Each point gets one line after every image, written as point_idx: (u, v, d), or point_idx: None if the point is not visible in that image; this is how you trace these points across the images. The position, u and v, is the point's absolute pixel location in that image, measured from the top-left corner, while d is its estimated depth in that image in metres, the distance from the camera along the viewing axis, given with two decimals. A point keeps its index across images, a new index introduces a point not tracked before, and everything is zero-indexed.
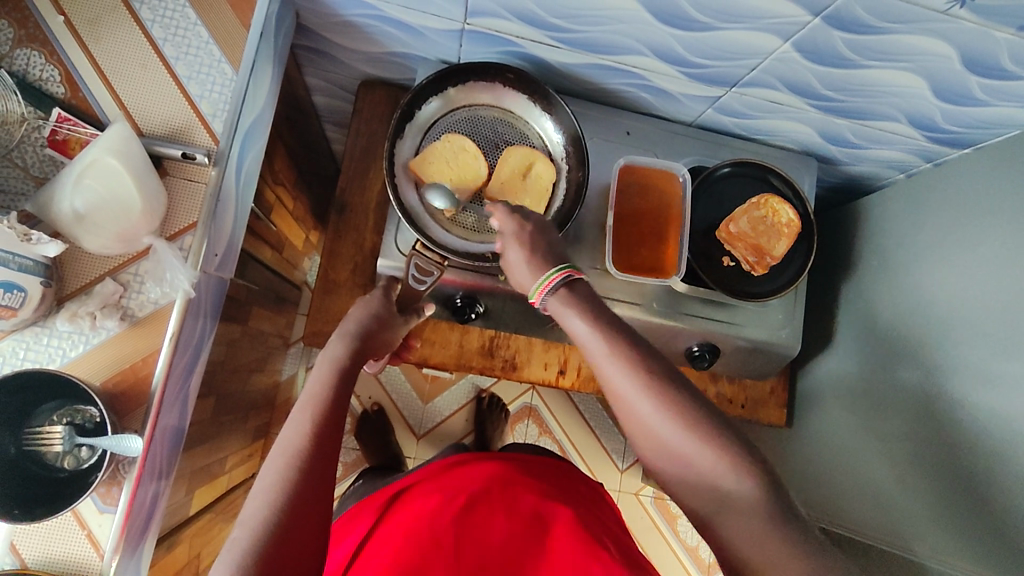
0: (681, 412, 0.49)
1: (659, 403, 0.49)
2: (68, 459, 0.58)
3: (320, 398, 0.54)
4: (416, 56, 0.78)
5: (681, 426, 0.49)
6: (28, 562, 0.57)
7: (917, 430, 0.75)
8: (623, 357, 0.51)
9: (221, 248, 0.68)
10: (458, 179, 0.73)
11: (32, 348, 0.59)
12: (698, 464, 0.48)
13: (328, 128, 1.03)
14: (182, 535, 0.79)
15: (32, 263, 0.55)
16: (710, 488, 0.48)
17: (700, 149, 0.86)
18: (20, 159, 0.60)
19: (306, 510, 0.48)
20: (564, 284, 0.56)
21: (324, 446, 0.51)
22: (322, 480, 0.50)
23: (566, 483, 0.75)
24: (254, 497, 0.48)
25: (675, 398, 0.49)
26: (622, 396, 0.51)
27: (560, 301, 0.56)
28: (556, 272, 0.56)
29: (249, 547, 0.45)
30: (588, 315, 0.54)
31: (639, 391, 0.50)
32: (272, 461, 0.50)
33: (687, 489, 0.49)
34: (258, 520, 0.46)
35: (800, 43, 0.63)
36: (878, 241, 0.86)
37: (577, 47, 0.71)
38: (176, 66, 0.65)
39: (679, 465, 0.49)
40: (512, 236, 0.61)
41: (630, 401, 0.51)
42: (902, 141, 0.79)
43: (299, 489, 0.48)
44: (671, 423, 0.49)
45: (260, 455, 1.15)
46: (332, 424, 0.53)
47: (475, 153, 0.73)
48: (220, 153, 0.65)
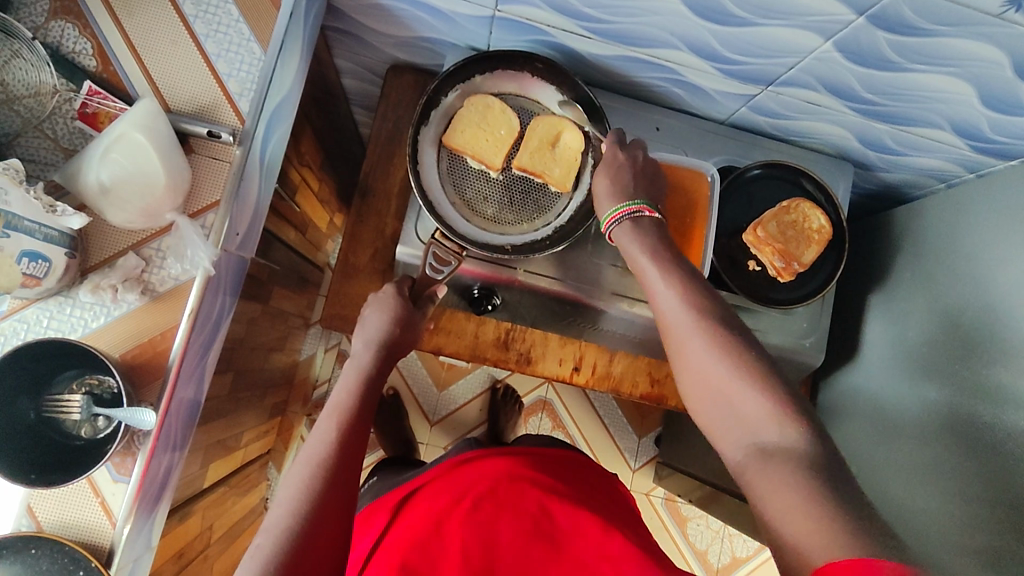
0: (724, 346, 0.53)
1: (707, 335, 0.54)
2: (84, 428, 0.60)
3: (345, 408, 0.59)
4: (445, 42, 0.77)
5: (730, 364, 0.52)
6: (44, 524, 0.59)
7: (952, 454, 0.72)
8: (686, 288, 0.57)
9: (243, 228, 0.68)
10: (495, 138, 0.73)
11: (55, 317, 0.60)
12: (738, 402, 0.51)
13: (356, 111, 1.03)
14: (194, 506, 0.81)
15: (58, 234, 0.56)
16: (748, 430, 0.50)
17: (732, 148, 0.84)
18: (51, 130, 0.61)
19: (326, 514, 0.51)
20: (632, 217, 0.63)
21: (347, 451, 0.55)
22: (346, 484, 0.53)
23: (582, 477, 0.74)
24: (278, 504, 0.51)
25: (723, 334, 0.54)
26: (675, 327, 0.57)
27: (625, 230, 0.63)
28: (626, 205, 0.63)
29: (274, 551, 0.47)
30: (652, 252, 0.60)
31: (690, 322, 0.55)
32: (295, 470, 0.53)
33: (731, 429, 0.52)
34: (282, 526, 0.49)
35: (842, 43, 0.61)
36: (913, 253, 0.83)
37: (610, 38, 0.70)
38: (205, 43, 0.65)
39: (721, 403, 0.53)
40: (606, 162, 0.67)
41: (681, 323, 0.56)
42: (946, 149, 0.76)
43: (321, 494, 0.51)
44: (718, 359, 0.53)
45: (275, 431, 1.16)
46: (353, 433, 0.57)
47: (502, 109, 0.73)
48: (246, 132, 0.65)
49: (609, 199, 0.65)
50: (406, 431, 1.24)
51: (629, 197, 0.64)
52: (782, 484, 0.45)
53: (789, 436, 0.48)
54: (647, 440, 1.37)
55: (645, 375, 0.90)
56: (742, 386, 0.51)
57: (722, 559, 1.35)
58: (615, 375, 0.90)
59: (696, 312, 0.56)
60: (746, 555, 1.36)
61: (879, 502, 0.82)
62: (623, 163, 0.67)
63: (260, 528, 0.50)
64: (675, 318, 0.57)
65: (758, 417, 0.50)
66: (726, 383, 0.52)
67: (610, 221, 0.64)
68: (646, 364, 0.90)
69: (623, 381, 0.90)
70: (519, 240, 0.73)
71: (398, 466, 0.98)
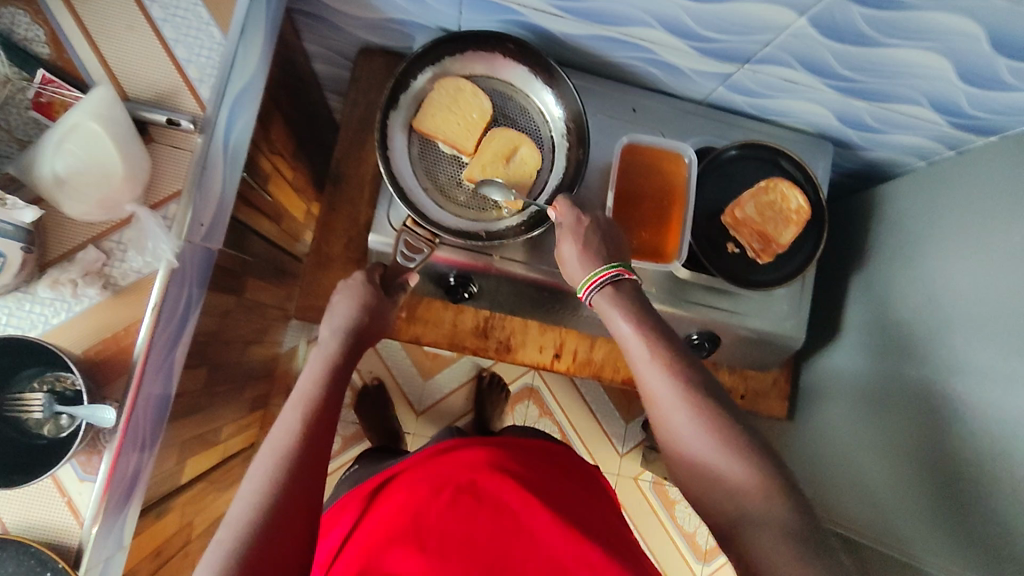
0: (712, 421, 0.52)
1: (694, 417, 0.52)
2: (48, 426, 0.58)
3: (313, 399, 0.58)
4: (415, 23, 0.75)
5: (718, 446, 0.51)
6: (9, 525, 0.58)
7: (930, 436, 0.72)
8: (669, 363, 0.55)
9: (208, 219, 0.66)
10: (465, 122, 0.71)
11: (15, 314, 0.59)
12: (728, 482, 0.50)
13: (329, 97, 1.00)
14: (171, 503, 0.80)
15: (12, 229, 0.54)
16: (735, 506, 0.49)
17: (710, 129, 0.82)
18: (4, 121, 0.59)
19: (291, 509, 0.50)
20: (612, 282, 0.60)
21: (313, 444, 0.54)
22: (312, 479, 0.52)
23: (558, 466, 0.73)
24: (241, 498, 0.50)
25: (710, 413, 0.52)
26: (659, 401, 0.55)
27: (605, 297, 0.60)
28: (604, 270, 0.60)
29: (234, 547, 0.47)
30: (633, 320, 0.58)
31: (675, 399, 0.53)
32: (259, 463, 0.52)
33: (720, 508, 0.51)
34: (244, 521, 0.48)
35: (817, 18, 0.59)
36: (893, 232, 0.83)
37: (582, 17, 0.68)
38: (163, 28, 0.63)
39: (710, 484, 0.51)
40: (571, 229, 0.63)
41: (665, 403, 0.54)
42: (925, 126, 0.75)
43: (285, 489, 0.50)
44: (705, 441, 0.52)
45: (259, 425, 1.15)
46: (321, 425, 0.56)
47: (473, 92, 0.72)
48: (207, 119, 0.63)
49: (585, 270, 0.61)
50: (392, 421, 1.23)
51: (604, 259, 0.61)
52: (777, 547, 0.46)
53: (778, 512, 0.48)
54: (635, 425, 1.37)
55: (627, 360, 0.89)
56: (730, 462, 0.50)
57: (711, 540, 1.36)
58: (596, 361, 0.89)
59: (682, 385, 0.54)
60: None
61: (856, 484, 0.82)
62: (588, 228, 0.62)
63: (223, 522, 0.49)
64: (658, 396, 0.54)
65: (744, 491, 0.49)
66: (715, 460, 0.51)
67: (586, 289, 0.61)
68: None
69: (605, 367, 0.89)
70: (494, 226, 0.71)
71: (378, 457, 0.97)
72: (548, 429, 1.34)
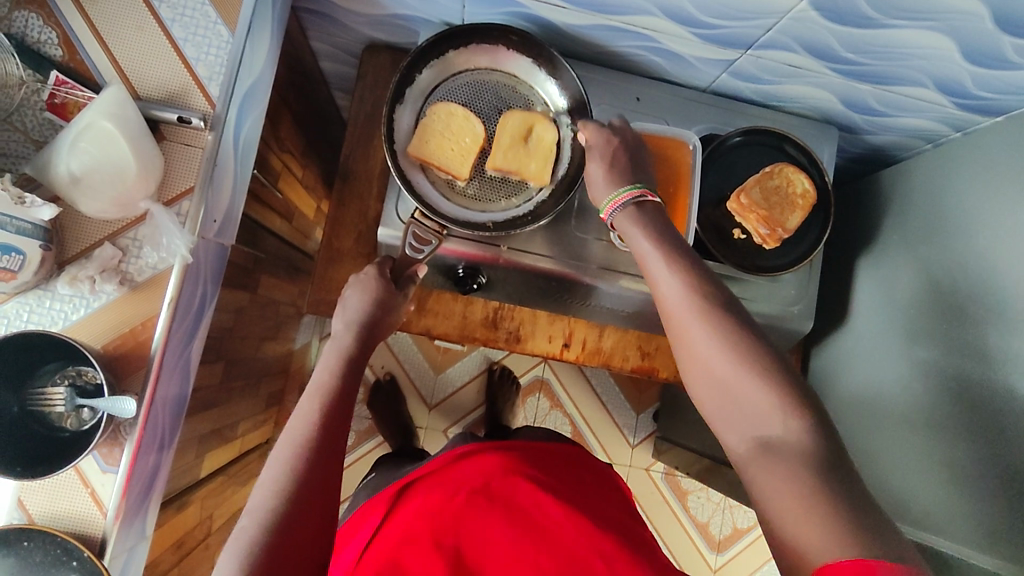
0: (728, 336, 0.53)
1: (711, 328, 0.53)
2: (70, 419, 0.59)
3: (327, 389, 0.59)
4: (419, 18, 0.76)
5: (735, 358, 0.52)
6: (35, 517, 0.59)
7: (943, 422, 0.72)
8: (689, 279, 0.56)
9: (221, 215, 0.67)
10: (460, 148, 0.71)
11: (36, 311, 0.60)
12: (744, 395, 0.51)
13: (335, 95, 1.02)
14: (192, 496, 0.82)
15: (31, 227, 0.56)
16: (752, 425, 0.51)
17: (715, 116, 0.82)
18: (21, 123, 0.61)
19: (307, 493, 0.51)
20: (635, 202, 0.61)
21: (326, 431, 0.55)
22: (325, 469, 0.53)
23: (575, 473, 0.72)
24: (260, 487, 0.51)
25: (729, 328, 0.53)
26: (676, 318, 0.55)
27: (628, 216, 0.61)
28: (627, 190, 0.61)
29: (255, 533, 0.48)
30: (655, 237, 0.59)
31: (692, 314, 0.54)
32: (278, 452, 0.53)
33: (734, 420, 0.52)
34: (265, 507, 0.50)
35: (820, 2, 0.60)
36: (899, 216, 0.83)
37: (585, 7, 0.68)
38: (172, 28, 0.64)
39: (726, 394, 0.52)
40: (600, 147, 0.65)
41: (682, 314, 0.55)
42: (930, 107, 0.75)
43: (302, 477, 0.51)
44: (722, 351, 0.52)
45: (274, 421, 1.17)
46: (333, 413, 0.57)
47: (465, 116, 0.71)
48: (217, 117, 0.64)
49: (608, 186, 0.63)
50: (404, 415, 1.24)
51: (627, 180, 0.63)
52: (793, 486, 0.46)
53: (792, 429, 0.49)
54: (645, 416, 1.38)
55: (635, 349, 0.90)
56: (744, 377, 0.51)
57: (724, 530, 1.36)
58: (605, 350, 0.89)
59: (699, 299, 0.55)
60: (747, 526, 1.37)
61: (875, 472, 0.82)
62: (618, 147, 0.66)
63: (243, 511, 0.51)
64: (676, 306, 0.55)
65: (763, 411, 0.50)
66: (730, 372, 0.52)
67: (612, 205, 0.62)
68: (636, 338, 0.90)
69: (613, 355, 0.89)
70: (501, 217, 0.72)
71: (395, 458, 0.98)
72: (559, 421, 1.35)
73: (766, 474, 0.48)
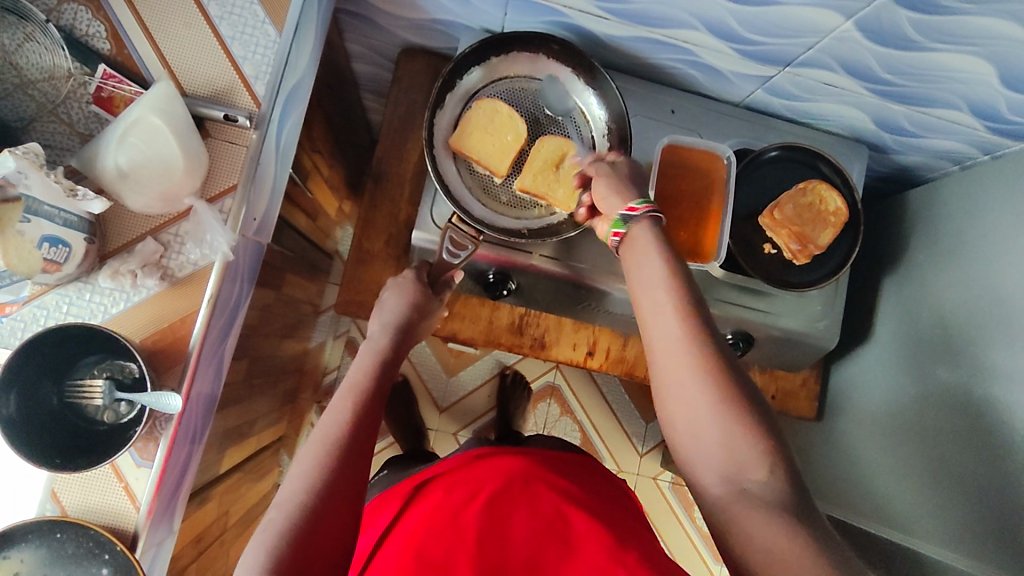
0: (716, 375, 0.47)
1: (702, 357, 0.48)
2: (107, 413, 0.59)
3: (361, 388, 0.59)
4: (460, 24, 0.76)
5: (721, 396, 0.47)
6: (68, 509, 0.59)
7: (966, 443, 0.72)
8: (688, 303, 0.50)
9: (259, 213, 0.67)
10: (501, 144, 0.72)
11: (75, 303, 0.60)
12: (722, 434, 0.46)
13: (365, 96, 1.02)
14: (212, 492, 0.81)
15: (76, 219, 0.56)
16: (731, 467, 0.45)
17: (747, 131, 0.83)
18: (67, 115, 0.61)
19: (340, 492, 0.50)
20: (649, 218, 0.55)
21: (359, 430, 0.55)
22: (355, 467, 0.53)
23: (596, 484, 0.71)
24: (289, 481, 0.51)
25: (719, 360, 0.48)
26: (664, 338, 0.50)
27: (642, 229, 0.55)
28: (642, 205, 0.56)
29: (283, 527, 0.47)
30: (662, 253, 0.53)
31: (682, 339, 0.49)
32: (310, 447, 0.53)
33: (706, 459, 0.47)
34: (294, 501, 0.49)
35: (863, 22, 0.61)
36: (924, 237, 0.84)
37: (627, 19, 0.69)
38: (220, 26, 0.65)
39: (700, 432, 0.47)
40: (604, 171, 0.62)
41: (673, 335, 0.49)
42: (962, 130, 0.75)
43: (333, 474, 0.51)
44: (708, 386, 0.47)
45: (288, 419, 1.17)
46: (367, 414, 0.57)
47: (511, 114, 0.72)
48: (262, 116, 0.65)
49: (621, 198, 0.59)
50: (417, 417, 1.24)
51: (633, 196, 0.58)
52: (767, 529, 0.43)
53: (767, 483, 0.44)
54: (655, 425, 1.38)
55: None
56: (723, 415, 0.46)
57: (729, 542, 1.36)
58: (629, 359, 0.89)
59: (698, 319, 0.50)
60: None
61: (895, 490, 0.82)
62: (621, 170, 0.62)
63: (272, 503, 0.50)
64: (667, 329, 0.50)
65: (741, 458, 0.45)
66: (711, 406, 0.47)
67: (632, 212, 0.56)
68: None
69: (637, 365, 0.89)
70: (535, 225, 0.73)
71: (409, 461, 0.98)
72: (569, 428, 1.35)
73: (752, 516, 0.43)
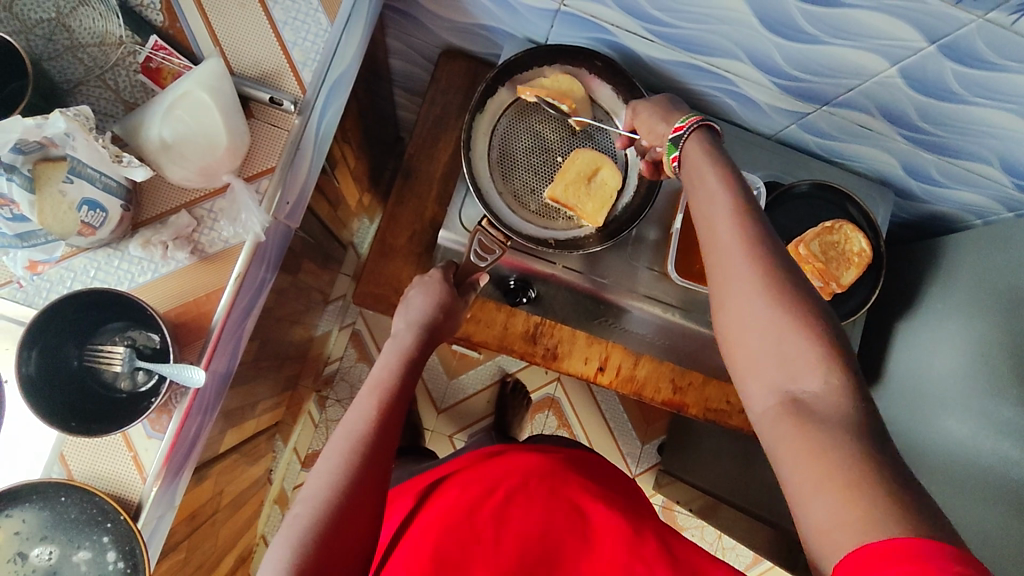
0: (779, 285, 0.45)
1: (761, 267, 0.46)
2: (125, 380, 0.59)
3: (386, 387, 0.60)
4: (505, 31, 0.77)
5: (782, 307, 0.44)
6: (74, 474, 0.59)
7: (971, 497, 0.72)
8: (746, 211, 0.48)
9: (294, 197, 0.67)
10: None
11: (102, 269, 0.60)
12: (784, 344, 0.44)
13: (397, 93, 1.03)
14: (210, 471, 0.81)
15: (116, 184, 0.56)
16: (788, 374, 0.44)
17: (776, 164, 0.84)
18: (114, 82, 0.61)
19: (364, 491, 0.51)
20: (698, 129, 0.54)
21: (383, 428, 0.55)
22: (378, 463, 0.53)
23: (611, 482, 0.71)
24: (314, 478, 0.51)
25: (782, 273, 0.46)
26: (722, 248, 0.48)
27: (693, 141, 0.54)
28: (694, 116, 0.55)
29: (307, 524, 0.47)
30: (718, 166, 0.51)
31: (741, 247, 0.47)
32: (334, 445, 0.53)
33: (763, 369, 0.45)
34: (320, 497, 0.49)
35: (908, 70, 0.61)
36: (943, 286, 0.84)
37: (673, 43, 0.70)
38: (273, 10, 0.65)
39: (761, 343, 0.45)
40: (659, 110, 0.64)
41: (732, 243, 0.47)
42: (990, 185, 0.76)
43: (357, 471, 0.51)
44: (768, 298, 0.45)
45: (287, 404, 1.16)
46: (392, 413, 0.57)
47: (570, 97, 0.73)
48: (306, 102, 0.65)
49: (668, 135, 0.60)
50: (415, 416, 1.24)
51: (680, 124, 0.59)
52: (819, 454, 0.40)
53: (828, 390, 0.42)
54: (650, 447, 1.38)
55: (668, 381, 0.89)
56: (786, 327, 0.44)
57: None
58: (638, 378, 0.89)
59: (752, 229, 0.47)
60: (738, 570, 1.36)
61: None
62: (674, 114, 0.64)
63: (297, 499, 0.50)
64: (725, 239, 0.48)
65: (801, 365, 0.43)
66: (765, 322, 0.45)
67: (679, 133, 0.55)
68: (669, 371, 0.89)
69: (646, 385, 0.89)
70: (562, 236, 0.74)
71: (407, 457, 0.98)
72: None
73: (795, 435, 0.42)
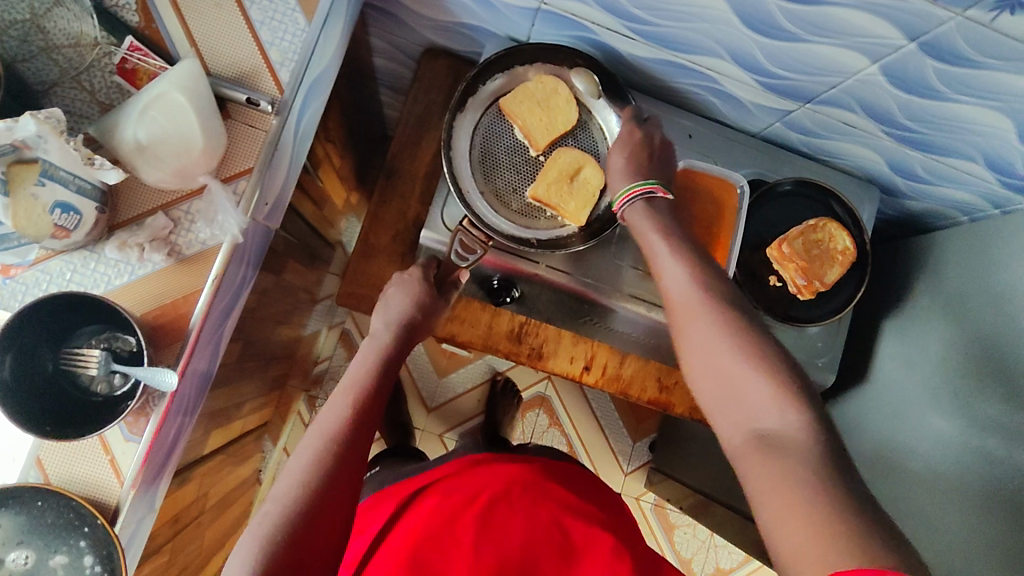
0: (731, 330, 0.54)
1: (712, 318, 0.55)
2: (102, 384, 0.59)
3: (362, 386, 0.59)
4: (486, 30, 0.77)
5: (739, 352, 0.53)
6: (51, 478, 0.59)
7: (958, 493, 0.72)
8: (693, 270, 0.59)
9: (273, 198, 0.67)
10: (549, 121, 0.73)
11: (79, 271, 0.60)
12: (745, 388, 0.51)
13: (382, 91, 1.02)
14: (194, 472, 0.80)
15: (90, 187, 0.56)
16: (748, 415, 0.50)
17: (761, 162, 0.83)
18: (89, 82, 0.61)
19: (336, 490, 0.50)
20: (645, 198, 0.66)
21: (358, 426, 0.55)
22: (352, 462, 0.52)
23: (592, 494, 0.71)
24: (286, 475, 0.50)
25: (732, 323, 0.54)
26: (678, 306, 0.59)
27: (639, 210, 0.66)
28: (641, 184, 0.67)
29: (277, 522, 0.47)
30: (663, 231, 0.64)
31: (693, 304, 0.57)
32: (308, 442, 0.53)
33: (731, 411, 0.52)
34: (291, 495, 0.49)
35: (889, 67, 0.61)
36: (930, 283, 0.84)
37: (654, 42, 0.70)
38: (250, 10, 0.65)
39: (726, 387, 0.53)
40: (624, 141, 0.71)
41: (686, 300, 0.58)
42: (975, 182, 0.75)
43: (330, 470, 0.51)
44: (727, 346, 0.53)
45: (275, 404, 1.16)
46: (367, 412, 0.57)
47: (566, 99, 0.73)
48: (284, 102, 0.65)
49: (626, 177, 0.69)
50: (404, 415, 1.24)
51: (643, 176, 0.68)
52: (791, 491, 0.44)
53: (790, 423, 0.48)
54: (642, 445, 1.38)
55: (654, 380, 0.89)
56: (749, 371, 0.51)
57: (706, 568, 1.35)
58: (624, 377, 0.89)
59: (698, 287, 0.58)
60: (730, 567, 1.36)
61: None
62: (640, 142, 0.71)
63: (268, 497, 0.50)
64: (680, 297, 0.59)
65: (762, 404, 0.50)
66: (726, 364, 0.53)
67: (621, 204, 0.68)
68: (655, 370, 0.89)
69: (632, 384, 0.89)
70: (545, 235, 0.73)
71: (395, 457, 0.97)
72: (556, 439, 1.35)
73: (773, 471, 0.45)
